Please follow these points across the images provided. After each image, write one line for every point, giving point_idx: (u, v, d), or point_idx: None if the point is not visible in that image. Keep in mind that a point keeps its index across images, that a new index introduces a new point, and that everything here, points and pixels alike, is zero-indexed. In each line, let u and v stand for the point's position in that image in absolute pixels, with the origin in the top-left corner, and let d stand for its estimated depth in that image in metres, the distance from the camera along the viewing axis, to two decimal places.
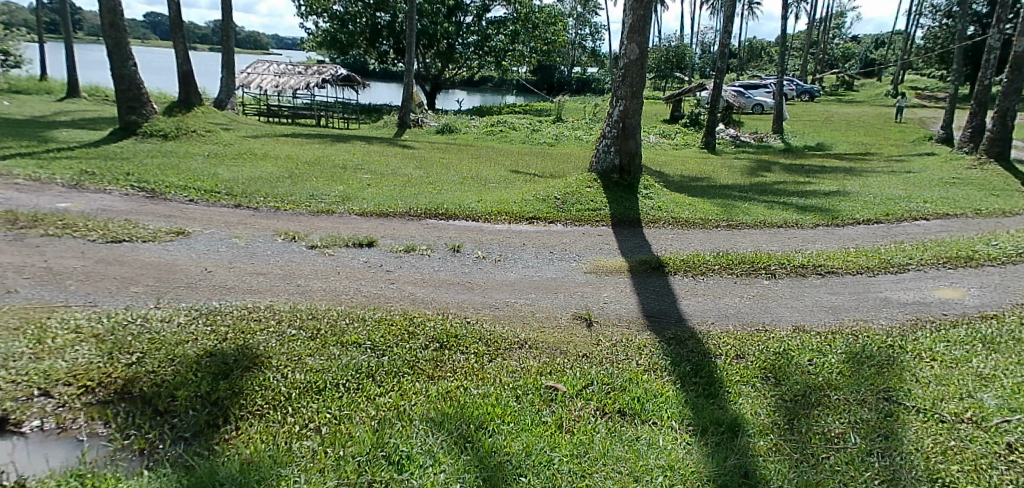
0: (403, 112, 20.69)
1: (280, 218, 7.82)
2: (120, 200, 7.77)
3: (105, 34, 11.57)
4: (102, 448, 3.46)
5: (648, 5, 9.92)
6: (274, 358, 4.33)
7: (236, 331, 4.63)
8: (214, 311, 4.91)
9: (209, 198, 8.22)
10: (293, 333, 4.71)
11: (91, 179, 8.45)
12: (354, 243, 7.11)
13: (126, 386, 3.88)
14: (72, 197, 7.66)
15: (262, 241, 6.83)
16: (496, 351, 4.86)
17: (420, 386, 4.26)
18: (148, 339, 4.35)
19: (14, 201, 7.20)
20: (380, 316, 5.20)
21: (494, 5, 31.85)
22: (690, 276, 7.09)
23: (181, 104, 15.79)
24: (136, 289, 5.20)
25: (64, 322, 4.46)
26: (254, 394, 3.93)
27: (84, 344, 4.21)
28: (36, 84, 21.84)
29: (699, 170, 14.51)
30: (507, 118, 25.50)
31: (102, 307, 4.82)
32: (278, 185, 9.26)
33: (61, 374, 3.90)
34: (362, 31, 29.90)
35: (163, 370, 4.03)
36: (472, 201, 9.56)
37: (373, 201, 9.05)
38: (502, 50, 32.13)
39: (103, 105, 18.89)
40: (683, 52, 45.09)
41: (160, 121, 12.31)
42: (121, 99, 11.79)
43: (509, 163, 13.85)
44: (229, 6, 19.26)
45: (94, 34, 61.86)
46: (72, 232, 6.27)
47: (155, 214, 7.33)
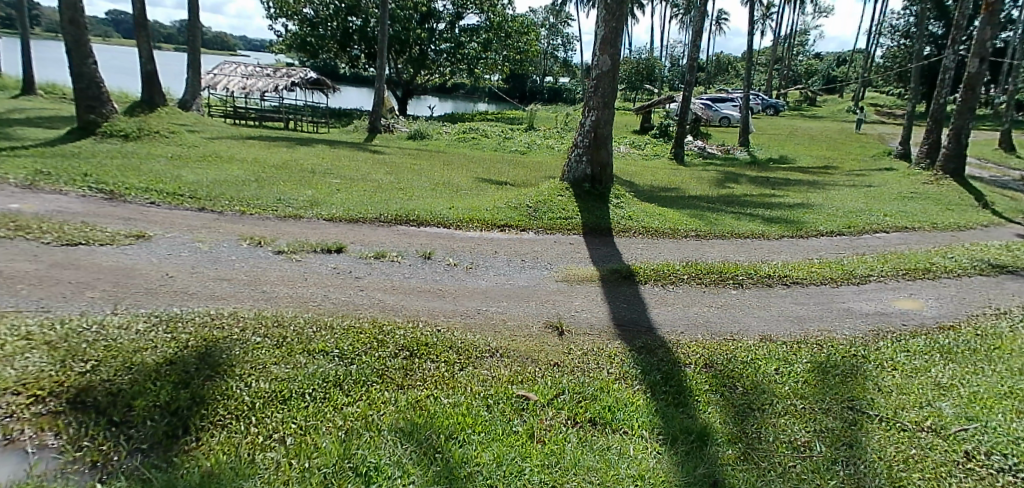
0: (375, 117, 20.54)
1: (246, 222, 7.64)
2: (77, 202, 7.48)
3: (64, 31, 11.19)
4: (53, 460, 3.29)
5: (620, 18, 10.04)
6: (239, 366, 4.20)
7: (198, 338, 4.47)
8: (176, 317, 4.75)
9: (171, 201, 7.99)
10: (258, 341, 4.58)
11: (47, 179, 8.14)
12: (322, 249, 6.98)
13: (79, 395, 3.70)
14: (25, 197, 7.36)
15: (227, 246, 6.65)
16: (467, 360, 4.81)
17: (390, 395, 4.18)
18: (103, 346, 4.17)
19: None
20: (348, 324, 5.09)
21: (468, 12, 31.84)
22: (660, 284, 7.16)
23: (143, 104, 15.37)
24: (93, 294, 5.01)
25: (13, 329, 4.24)
26: (216, 403, 3.80)
27: (34, 351, 4.01)
28: None
29: (668, 180, 14.73)
30: (479, 125, 25.48)
31: (55, 313, 4.60)
32: (244, 189, 9.05)
33: (9, 383, 3.70)
34: (333, 35, 29.64)
35: (120, 379, 3.86)
36: (444, 208, 9.50)
37: (342, 206, 8.91)
38: (475, 58, 32.15)
39: (60, 103, 18.22)
40: (653, 64, 45.92)
41: (121, 121, 11.94)
42: (79, 98, 11.39)
43: (481, 170, 13.80)
44: (196, 5, 18.86)
45: (53, 30, 59.70)
46: (25, 234, 6.01)
47: (114, 217, 7.08)
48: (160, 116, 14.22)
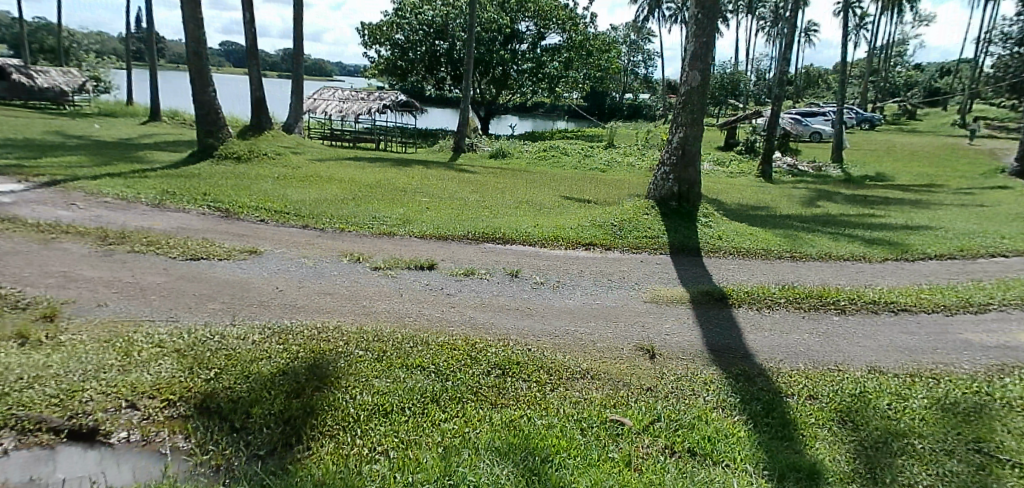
0: (459, 137, 21.03)
1: (344, 239, 8.01)
2: (198, 219, 8.11)
3: (189, 62, 12.26)
4: (183, 463, 3.50)
5: (711, 32, 9.85)
6: (345, 379, 4.39)
7: (307, 350, 4.72)
8: (286, 329, 5.02)
9: (279, 218, 8.52)
10: (360, 354, 4.77)
11: (172, 198, 8.88)
12: (415, 265, 7.21)
13: (204, 400, 3.95)
14: (155, 216, 8.04)
15: (329, 261, 7.00)
16: (558, 380, 4.80)
17: (484, 413, 4.24)
18: (224, 355, 4.47)
19: (105, 218, 7.60)
20: (442, 341, 5.20)
21: (549, 32, 32.18)
22: (755, 308, 6.88)
23: (252, 128, 16.51)
24: (214, 305, 5.40)
25: (149, 336, 4.61)
26: (325, 413, 3.97)
27: (167, 358, 4.33)
28: (122, 109, 23.32)
29: (757, 198, 14.23)
30: (559, 143, 25.64)
31: (183, 323, 4.99)
32: (342, 207, 9.51)
33: (146, 387, 3.97)
34: (421, 59, 30.74)
35: (239, 387, 4.10)
36: (529, 226, 9.59)
37: (432, 224, 9.19)
38: (556, 77, 32.39)
39: (179, 128, 19.90)
40: (738, 79, 44.74)
41: (235, 144, 12.87)
42: (200, 124, 12.42)
43: (563, 188, 13.82)
44: (299, 34, 20.16)
45: (173, 62, 65.69)
46: (156, 249, 6.56)
47: (230, 234, 7.61)
48: (267, 139, 15.24)
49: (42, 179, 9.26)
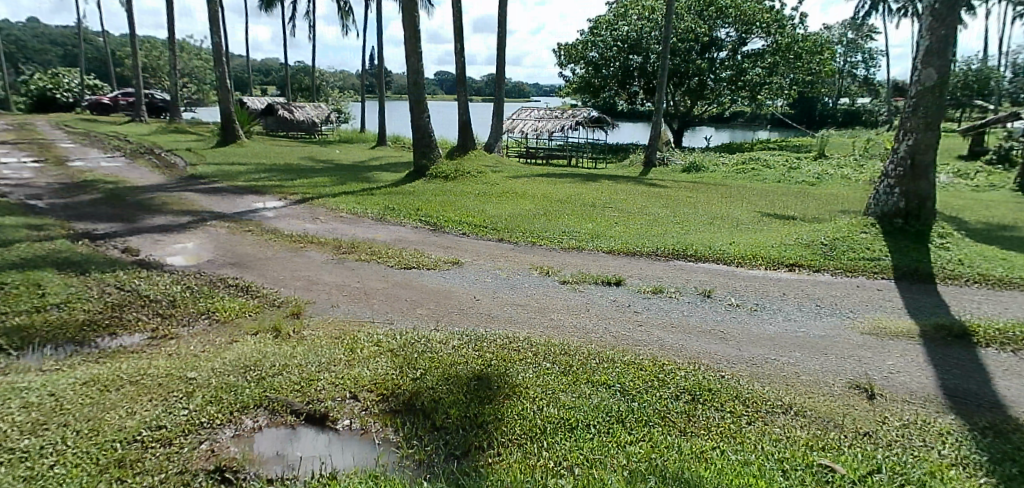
0: (651, 151, 20.66)
1: (535, 253, 8.32)
2: (411, 232, 9.01)
3: (409, 91, 13.87)
4: (393, 454, 3.68)
5: (951, 23, 8.51)
6: (532, 389, 4.51)
7: (499, 358, 4.96)
8: (481, 337, 5.34)
9: (477, 232, 9.12)
10: (548, 366, 4.87)
11: (391, 213, 10.00)
12: (603, 281, 7.22)
13: (411, 398, 4.21)
14: (378, 229, 9.11)
15: (521, 274, 7.30)
16: (756, 413, 4.44)
17: (672, 440, 4.04)
18: (428, 357, 4.86)
19: (340, 230, 8.80)
20: (628, 359, 5.14)
21: (752, 37, 30.24)
22: (1010, 350, 5.69)
23: (458, 149, 17.98)
24: (422, 311, 5.92)
25: (370, 336, 5.18)
26: (514, 422, 4.06)
27: (382, 356, 4.79)
28: (355, 136, 26.96)
29: (1013, 216, 11.84)
30: (760, 155, 23.92)
31: (396, 325, 5.54)
32: (534, 222, 9.88)
33: (366, 381, 4.32)
34: (615, 74, 30.91)
35: (440, 388, 4.37)
36: (724, 243, 9.08)
37: (621, 239, 9.14)
38: (758, 84, 30.26)
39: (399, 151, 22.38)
40: (989, 75, 37.83)
41: (443, 163, 14.08)
42: (415, 146, 13.83)
43: (765, 204, 12.83)
44: (501, 60, 21.50)
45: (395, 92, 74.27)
46: (377, 258, 7.42)
47: (437, 246, 8.33)
48: (471, 159, 16.48)
49: (294, 197, 11.02)
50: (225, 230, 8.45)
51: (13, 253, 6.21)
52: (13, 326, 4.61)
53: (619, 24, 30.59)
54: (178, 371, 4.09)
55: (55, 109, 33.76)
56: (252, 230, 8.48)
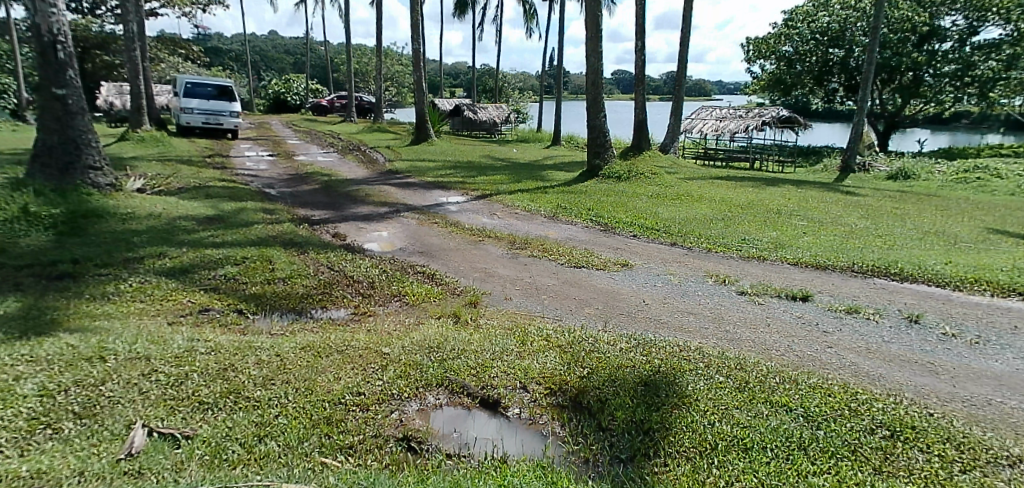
0: (848, 155, 18.64)
1: (711, 260, 7.93)
2: (582, 232, 9.08)
3: (588, 92, 14.04)
4: (559, 447, 3.61)
5: None
6: (704, 402, 4.05)
7: (668, 365, 4.53)
8: (650, 342, 4.95)
9: (649, 235, 8.93)
10: (721, 380, 4.38)
11: (564, 212, 10.17)
12: (786, 295, 6.69)
13: (577, 395, 4.07)
14: (550, 226, 9.31)
15: (695, 281, 6.99)
16: (974, 462, 3.70)
17: (865, 478, 3.42)
18: (595, 357, 4.59)
19: (515, 227, 9.15)
20: (815, 383, 4.58)
21: (987, 26, 25.83)
22: None
23: (633, 149, 17.76)
24: (590, 311, 5.76)
25: (539, 330, 5.10)
26: (682, 433, 3.70)
27: (551, 351, 4.67)
28: (532, 136, 27.86)
29: None
30: (990, 163, 20.42)
31: (565, 323, 5.44)
32: (710, 228, 9.43)
33: (535, 374, 4.30)
34: (810, 70, 28.48)
35: (606, 388, 4.14)
36: (938, 263, 7.91)
37: (809, 251, 8.38)
38: (991, 80, 25.55)
39: (574, 151, 22.68)
40: None
41: (617, 164, 13.97)
42: (590, 146, 13.90)
43: (994, 220, 10.94)
44: (683, 58, 20.82)
45: (573, 92, 75.37)
46: (549, 255, 7.59)
47: (607, 246, 8.29)
48: (647, 160, 16.18)
49: (476, 193, 11.71)
50: (414, 221, 9.24)
51: (253, 232, 7.40)
52: (251, 294, 5.50)
53: (819, 16, 27.94)
54: (375, 346, 4.57)
55: (285, 110, 39.43)
56: (437, 222, 9.16)
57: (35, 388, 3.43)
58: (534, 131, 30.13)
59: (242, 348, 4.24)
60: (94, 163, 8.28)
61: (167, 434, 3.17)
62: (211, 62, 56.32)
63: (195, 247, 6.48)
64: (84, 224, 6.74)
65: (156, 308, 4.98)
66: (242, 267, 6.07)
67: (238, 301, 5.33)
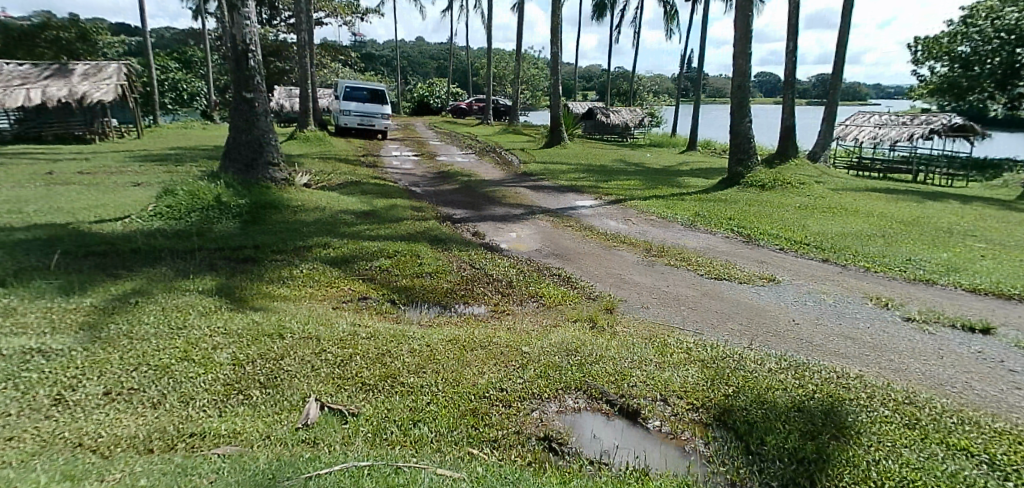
0: None
1: (870, 281, 7.23)
2: (723, 242, 8.68)
3: (732, 95, 13.40)
4: (704, 466, 3.47)
5: None
6: (867, 436, 3.70)
7: (825, 393, 4.19)
8: (803, 366, 4.62)
9: (798, 249, 8.34)
10: (887, 414, 3.97)
11: (703, 220, 9.80)
12: (963, 326, 5.93)
13: (722, 414, 3.88)
14: (688, 235, 9.00)
15: (851, 302, 6.41)
16: None
17: None
18: (741, 376, 4.34)
19: (651, 233, 8.95)
20: (1004, 427, 3.99)
21: None
22: None
23: (778, 156, 16.69)
24: (733, 326, 5.47)
25: (680, 342, 4.92)
26: (842, 468, 3.40)
27: (692, 365, 4.48)
28: (667, 141, 27.13)
29: None
30: None
31: (706, 337, 5.19)
32: (868, 244, 8.64)
33: (676, 387, 4.15)
34: (992, 72, 24.96)
35: (754, 410, 3.92)
36: None
37: (990, 277, 7.39)
38: None
39: (711, 156, 21.77)
40: None
41: (762, 172, 13.19)
42: (733, 152, 13.26)
43: None
44: (840, 59, 19.22)
45: (712, 96, 72.35)
46: (687, 265, 7.33)
47: (750, 258, 7.85)
48: (794, 168, 15.15)
49: (610, 197, 11.63)
50: (549, 223, 9.37)
51: (402, 227, 7.90)
52: (401, 286, 5.87)
53: (1006, 11, 24.57)
54: (514, 344, 4.66)
55: (427, 112, 41.76)
56: (572, 226, 9.20)
57: (230, 358, 3.92)
58: (669, 136, 29.32)
59: (396, 337, 4.54)
60: (273, 160, 9.27)
61: (335, 409, 3.49)
62: (363, 67, 60.92)
63: (353, 239, 7.05)
64: (262, 214, 7.58)
65: (322, 293, 5.47)
66: (393, 260, 6.50)
67: (390, 292, 5.72)
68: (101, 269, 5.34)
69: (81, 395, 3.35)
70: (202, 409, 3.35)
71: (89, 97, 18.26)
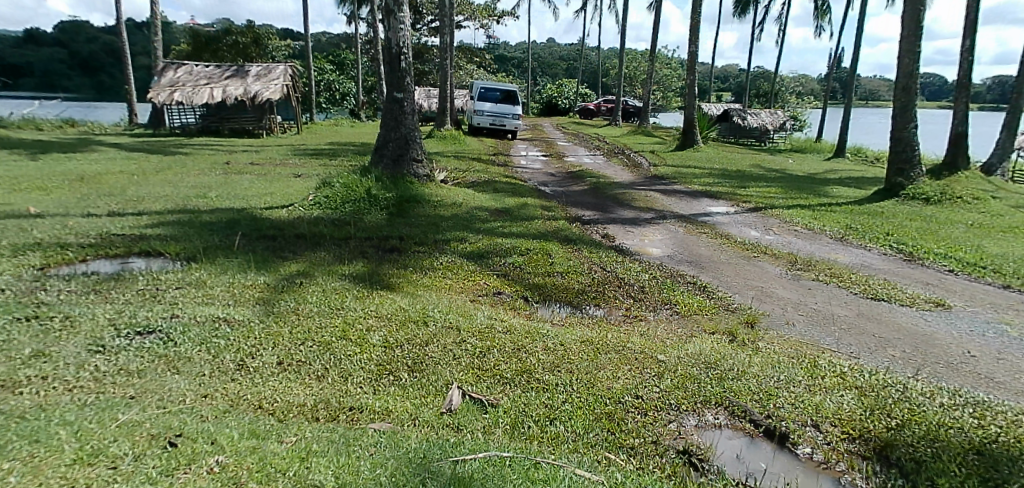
0: None
1: None
2: (879, 259, 7.92)
3: (895, 97, 12.16)
4: None
5: None
6: None
7: (1013, 437, 3.69)
8: (982, 404, 4.10)
9: (972, 272, 7.40)
10: None
11: (855, 234, 9.01)
12: None
13: (884, 449, 3.55)
14: (838, 249, 8.32)
15: None
16: None
17: None
18: (907, 409, 3.94)
19: (795, 245, 8.38)
20: None
21: None
22: None
23: (946, 167, 14.92)
24: (894, 353, 4.98)
25: (832, 364, 4.56)
26: None
27: (848, 391, 4.13)
28: (811, 146, 25.22)
29: None
30: None
31: (863, 362, 4.77)
32: None
33: (829, 413, 3.85)
34: None
35: (923, 448, 3.54)
36: None
37: None
38: None
39: (863, 165, 19.90)
40: None
41: (926, 184, 11.87)
42: (892, 161, 12.05)
43: None
44: None
45: (865, 99, 66.26)
46: (838, 281, 6.78)
47: (913, 279, 7.09)
48: (966, 181, 13.47)
49: (748, 204, 11.03)
50: (683, 229, 9.07)
51: (534, 226, 8.02)
52: (534, 283, 5.97)
53: None
54: (650, 351, 4.54)
55: (555, 113, 42.19)
56: (707, 233, 8.85)
57: (381, 340, 4.20)
58: (814, 141, 27.20)
59: (531, 333, 4.62)
60: (416, 156, 9.79)
61: (476, 398, 3.62)
62: (496, 69, 62.62)
63: (488, 235, 7.27)
64: (406, 207, 8.04)
65: (460, 285, 5.70)
66: (526, 258, 6.61)
67: (523, 289, 5.83)
68: (271, 251, 5.95)
69: (259, 362, 3.75)
70: (359, 385, 3.62)
71: (260, 97, 20.23)
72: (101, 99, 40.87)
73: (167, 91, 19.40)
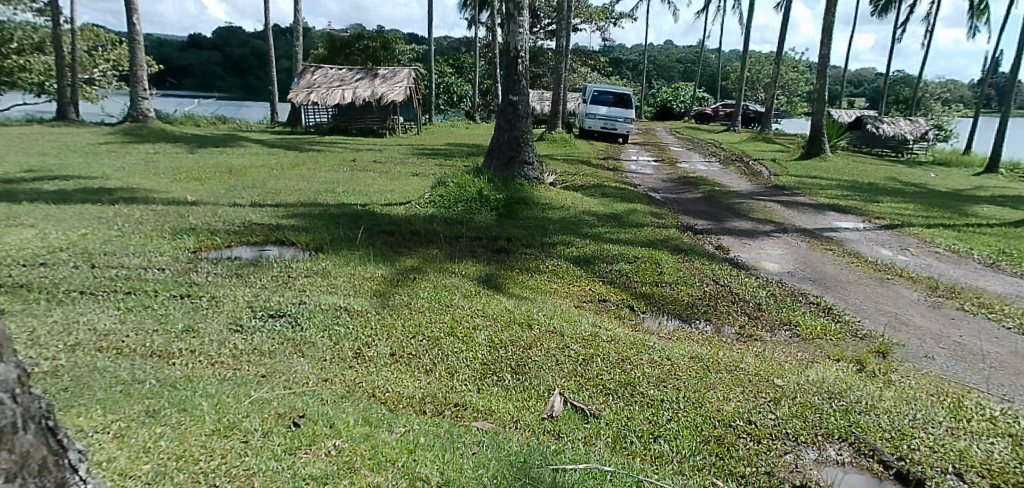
0: None
1: None
2: None
3: None
4: None
5: None
6: None
7: None
8: None
9: None
10: None
11: (1011, 261, 7.99)
12: None
13: None
14: (989, 276, 7.42)
15: None
16: None
17: None
18: None
19: (936, 269, 7.58)
20: None
21: None
22: None
23: None
24: None
25: (979, 406, 4.06)
26: None
27: (1000, 440, 3.66)
28: (959, 160, 22.70)
29: None
30: None
31: (1018, 407, 4.20)
32: None
33: (975, 463, 3.43)
34: None
35: None
36: None
37: None
38: None
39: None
40: None
41: None
42: None
43: None
44: None
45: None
46: (989, 313, 6.03)
47: None
48: None
49: (881, 221, 10.11)
50: (806, 244, 8.49)
51: (642, 233, 7.83)
52: (642, 293, 5.83)
53: None
54: (766, 374, 4.28)
55: (669, 117, 41.09)
56: (833, 250, 8.22)
57: (487, 340, 4.27)
58: (962, 154, 24.48)
59: (637, 345, 4.50)
60: (528, 159, 9.88)
61: (578, 407, 3.58)
62: (611, 72, 62.15)
63: (594, 240, 7.19)
64: (515, 209, 8.14)
65: (565, 290, 5.68)
66: (634, 266, 6.47)
67: (630, 298, 5.71)
68: (389, 246, 6.25)
69: (373, 352, 3.94)
70: (464, 383, 3.70)
71: (384, 99, 21.16)
72: (248, 98, 45.16)
73: (305, 91, 21.24)
